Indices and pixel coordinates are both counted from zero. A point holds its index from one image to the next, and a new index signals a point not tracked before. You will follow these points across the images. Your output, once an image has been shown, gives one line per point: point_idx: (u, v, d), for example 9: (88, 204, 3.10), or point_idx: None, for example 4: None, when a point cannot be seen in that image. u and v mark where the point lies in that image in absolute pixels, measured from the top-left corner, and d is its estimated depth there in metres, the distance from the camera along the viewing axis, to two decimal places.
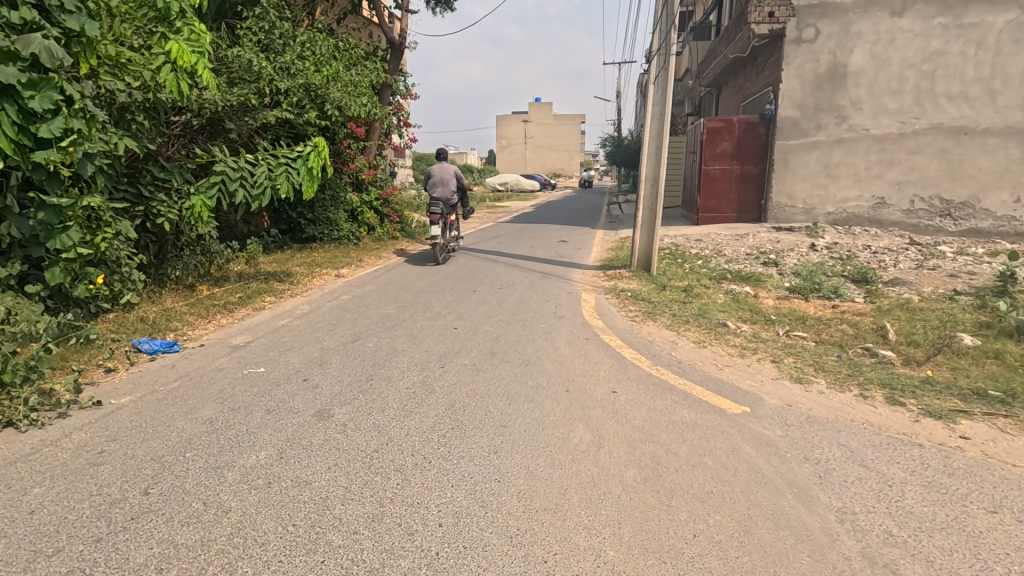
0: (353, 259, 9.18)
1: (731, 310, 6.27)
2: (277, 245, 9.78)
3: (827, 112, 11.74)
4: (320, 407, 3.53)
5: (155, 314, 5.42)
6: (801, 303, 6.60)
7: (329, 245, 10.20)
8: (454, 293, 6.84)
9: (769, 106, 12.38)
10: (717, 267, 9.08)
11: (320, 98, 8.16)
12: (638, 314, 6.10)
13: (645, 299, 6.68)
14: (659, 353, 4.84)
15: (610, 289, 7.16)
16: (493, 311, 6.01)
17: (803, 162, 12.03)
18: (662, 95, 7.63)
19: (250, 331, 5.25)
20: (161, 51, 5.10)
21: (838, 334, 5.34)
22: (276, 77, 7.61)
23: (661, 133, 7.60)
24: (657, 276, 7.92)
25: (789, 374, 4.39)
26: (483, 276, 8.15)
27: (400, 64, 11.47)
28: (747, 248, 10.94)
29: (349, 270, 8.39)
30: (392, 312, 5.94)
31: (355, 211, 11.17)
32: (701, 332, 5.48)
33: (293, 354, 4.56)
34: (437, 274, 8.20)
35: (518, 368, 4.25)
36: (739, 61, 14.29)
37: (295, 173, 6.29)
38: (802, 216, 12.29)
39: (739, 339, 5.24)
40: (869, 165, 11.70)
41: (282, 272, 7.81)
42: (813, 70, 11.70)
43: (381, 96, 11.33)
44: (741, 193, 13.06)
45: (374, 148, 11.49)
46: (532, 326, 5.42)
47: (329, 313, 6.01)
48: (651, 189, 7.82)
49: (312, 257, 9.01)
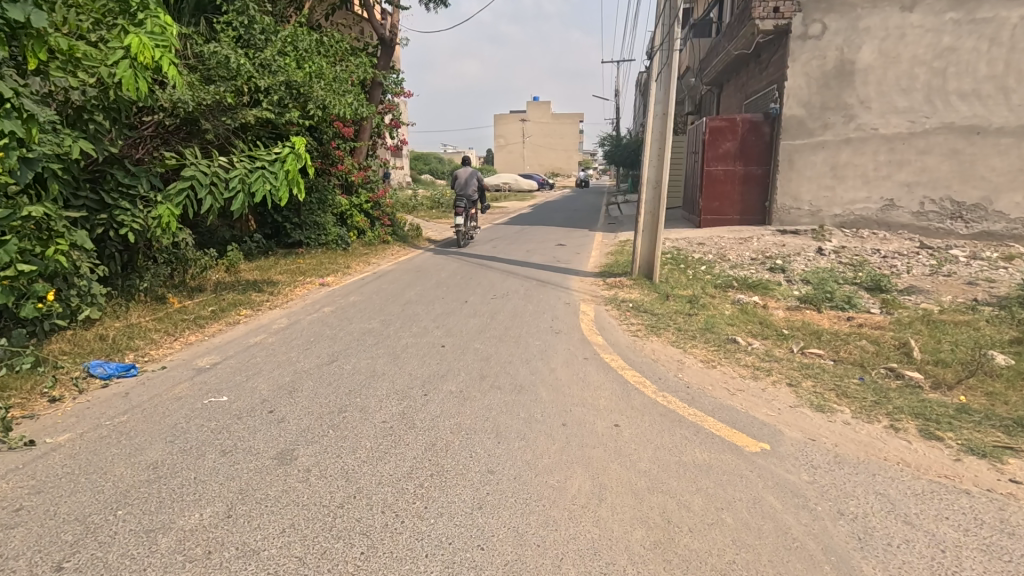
0: (341, 266, 8.74)
1: (740, 323, 5.86)
2: (261, 251, 9.35)
3: (834, 111, 11.32)
4: (283, 448, 3.11)
5: (116, 331, 5.00)
6: (814, 315, 6.20)
7: (316, 250, 9.77)
8: (445, 305, 6.42)
9: (774, 104, 11.96)
10: (722, 274, 8.67)
11: (302, 97, 7.74)
12: (641, 328, 5.67)
13: (647, 311, 6.26)
14: (664, 375, 4.43)
15: (610, 299, 6.74)
16: (485, 325, 5.59)
17: (809, 162, 11.62)
18: (664, 93, 7.19)
19: (219, 351, 4.83)
20: (120, 45, 4.57)
21: (857, 352, 4.93)
22: (255, 74, 7.19)
23: (663, 133, 7.17)
24: (660, 284, 7.50)
25: (810, 400, 3.97)
26: (476, 284, 7.73)
27: (390, 62, 11.03)
28: (751, 252, 10.54)
29: (335, 278, 7.96)
30: (375, 327, 5.52)
31: (344, 214, 10.72)
32: (709, 349, 5.07)
33: (261, 379, 4.13)
34: (427, 283, 7.77)
35: (509, 396, 3.83)
36: (741, 58, 13.86)
37: (271, 177, 5.87)
38: (808, 218, 11.89)
39: (752, 358, 4.83)
40: (878, 166, 11.29)
41: (262, 281, 7.37)
42: (820, 67, 11.28)
43: (371, 95, 10.90)
44: (744, 195, 12.63)
45: (364, 149, 11.05)
46: (526, 343, 4.99)
47: (307, 328, 5.58)
48: (654, 192, 7.41)
49: (297, 264, 8.57)
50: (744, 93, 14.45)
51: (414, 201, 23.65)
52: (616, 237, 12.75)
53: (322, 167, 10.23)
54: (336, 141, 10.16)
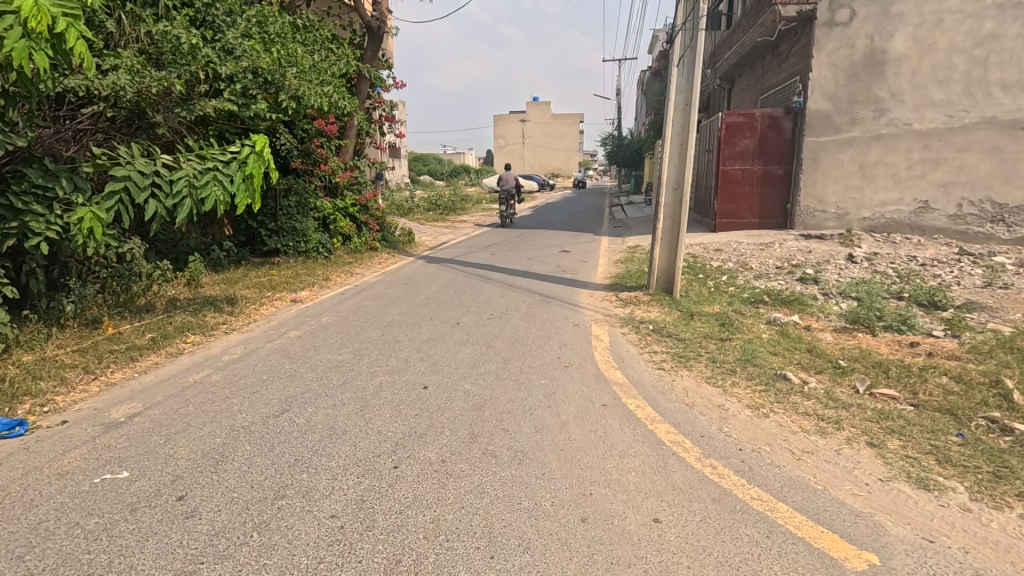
0: (319, 279, 7.76)
1: (785, 352, 4.88)
2: (233, 260, 8.42)
3: (863, 104, 10.36)
4: (180, 570, 2.14)
5: (21, 368, 4.03)
6: (868, 340, 5.25)
7: (294, 259, 8.79)
8: (434, 328, 5.45)
9: (797, 98, 10.98)
10: (748, 287, 7.71)
11: (273, 87, 6.81)
12: (668, 361, 4.68)
13: (672, 335, 5.30)
14: (706, 432, 3.44)
15: (628, 320, 5.76)
16: (479, 357, 4.61)
17: (835, 161, 10.67)
18: (687, 80, 6.22)
19: (145, 395, 3.85)
20: (8, 9, 3.58)
21: (939, 394, 3.98)
22: (216, 59, 6.23)
23: (688, 125, 6.22)
24: (681, 300, 6.54)
25: (906, 472, 3.00)
26: (471, 299, 6.76)
27: (378, 52, 10.05)
28: (775, 260, 9.59)
29: (311, 293, 7.00)
30: (346, 359, 4.56)
31: (327, 218, 9.75)
32: (754, 390, 4.10)
33: (183, 442, 3.15)
34: (416, 298, 6.82)
35: (506, 472, 2.85)
36: (758, 49, 12.93)
37: (224, 180, 4.87)
38: (833, 222, 10.92)
39: (811, 405, 3.84)
40: (911, 165, 10.32)
41: (225, 297, 6.41)
42: (848, 57, 10.32)
43: (358, 89, 9.97)
44: (763, 196, 11.66)
45: (351, 147, 10.12)
46: (530, 383, 4.02)
47: (264, 360, 4.59)
48: (674, 194, 6.47)
49: (269, 276, 7.59)
50: (760, 88, 13.52)
51: (408, 202, 22.66)
52: (625, 242, 11.79)
53: (304, 167, 9.31)
54: (319, 139, 9.23)
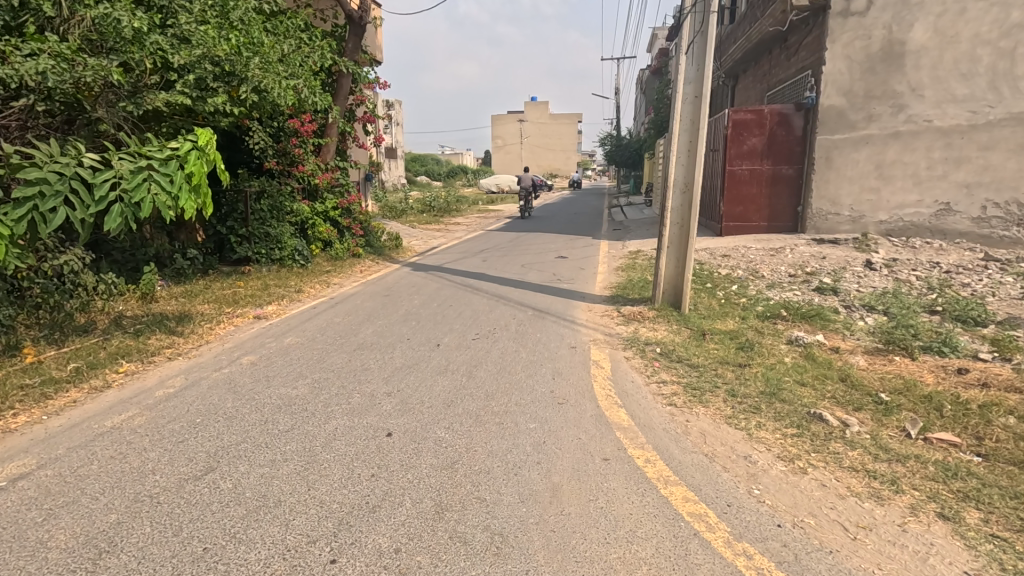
0: (291, 291, 7.06)
1: (816, 383, 4.19)
2: (199, 269, 7.73)
3: (880, 100, 9.68)
4: None
5: None
6: (908, 366, 4.56)
7: (266, 268, 8.09)
8: (409, 352, 4.77)
9: (809, 93, 10.32)
10: (762, 299, 7.02)
11: (234, 79, 6.15)
12: (679, 396, 3.99)
13: (682, 360, 4.62)
14: (734, 499, 2.74)
15: (631, 341, 5.07)
16: (457, 391, 3.92)
17: (850, 160, 10.00)
18: (697, 70, 5.52)
19: (47, 444, 3.16)
20: None
21: (1011, 441, 3.28)
22: (167, 46, 5.53)
23: (699, 119, 5.52)
24: (691, 316, 5.84)
25: (998, 562, 2.30)
26: (457, 313, 6.08)
27: (360, 44, 9.35)
28: (787, 266, 8.92)
29: (279, 308, 6.31)
30: (301, 395, 3.86)
31: (305, 223, 9.07)
32: (785, 433, 3.42)
33: (65, 522, 2.45)
34: (396, 312, 6.14)
35: (475, 572, 2.16)
36: (764, 42, 12.34)
37: (160, 182, 4.14)
38: (848, 225, 10.24)
39: (858, 457, 3.14)
40: (931, 165, 9.62)
41: (181, 314, 5.73)
42: (864, 49, 9.64)
43: (340, 84, 9.35)
44: (772, 198, 10.99)
45: (333, 146, 9.52)
46: (516, 429, 3.33)
47: (202, 396, 3.88)
48: (683, 197, 5.78)
49: (234, 288, 6.89)
50: (765, 83, 12.95)
51: (400, 204, 21.89)
52: (626, 246, 11.14)
53: (279, 167, 8.71)
54: (297, 138, 8.76)
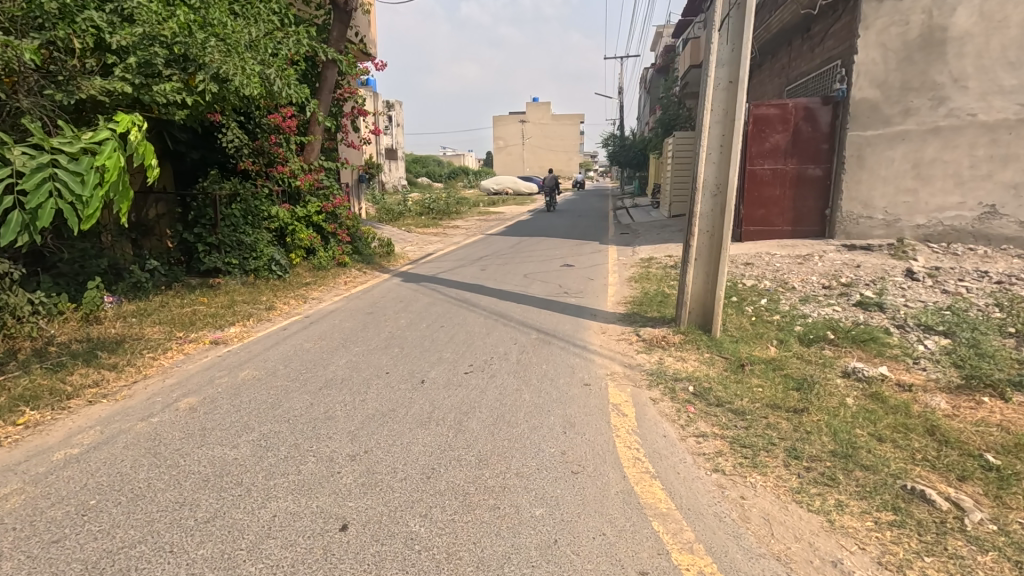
0: (260, 308, 6.18)
1: (897, 438, 3.30)
2: (163, 282, 6.90)
3: (918, 92, 8.77)
4: None
5: None
6: (1006, 413, 3.66)
7: (238, 280, 7.23)
8: (386, 393, 3.88)
9: (838, 85, 9.43)
10: (799, 318, 6.13)
11: (191, 65, 5.27)
12: (726, 457, 3.12)
13: (721, 400, 3.79)
14: None
15: (658, 376, 4.20)
16: (442, 453, 3.06)
17: (884, 159, 9.10)
18: (732, 50, 4.65)
19: None
20: None
21: None
22: (105, 24, 4.64)
23: (736, 108, 4.64)
24: (725, 341, 4.96)
25: None
26: (449, 335, 5.24)
27: (346, 32, 8.49)
28: (818, 276, 8.05)
29: (245, 329, 5.48)
30: (238, 461, 2.98)
31: (285, 229, 8.18)
32: (876, 519, 2.55)
33: None
34: (380, 334, 5.30)
35: None
36: (785, 32, 11.47)
37: (68, 182, 3.31)
38: (881, 230, 9.34)
39: (996, 568, 2.24)
40: (975, 163, 8.68)
41: (128, 338, 4.91)
42: (900, 36, 8.75)
43: (325, 76, 8.53)
44: (797, 200, 10.11)
45: (318, 145, 8.68)
46: (516, 522, 2.46)
47: (112, 460, 3.01)
48: (714, 201, 4.91)
49: (194, 305, 6.02)
50: (785, 77, 12.07)
51: (398, 206, 21.04)
52: (637, 252, 10.31)
53: (255, 167, 7.88)
54: (276, 136, 7.95)
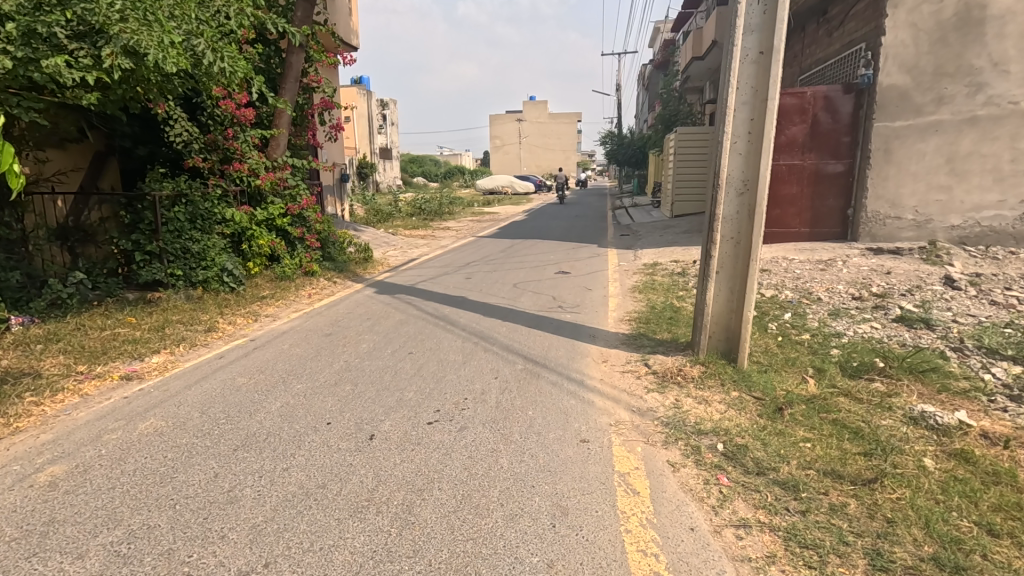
0: (197, 331, 5.20)
1: (1017, 532, 2.36)
2: (93, 297, 5.94)
3: (953, 78, 7.85)
4: None
5: None
6: None
7: (183, 294, 6.28)
8: (318, 459, 2.92)
9: (863, 71, 8.47)
10: (835, 339, 5.21)
11: (102, 37, 4.26)
12: (783, 566, 2.18)
13: (761, 461, 2.91)
14: None
15: (678, 425, 3.30)
16: (378, 567, 2.12)
17: (914, 152, 8.18)
18: (764, 12, 3.70)
19: None
20: None
21: None
22: None
23: (772, 87, 3.70)
24: (754, 373, 4.04)
25: None
26: (417, 365, 4.32)
27: (312, 11, 7.55)
28: (846, 284, 7.13)
29: (174, 359, 4.54)
30: None
31: (242, 234, 7.22)
32: None
33: None
34: (334, 365, 4.37)
35: None
36: (799, 16, 10.55)
37: None
38: (910, 232, 8.43)
39: None
40: (1017, 157, 7.75)
41: (19, 374, 3.96)
42: (934, 15, 7.82)
43: (291, 61, 7.61)
44: (816, 199, 9.19)
45: (283, 139, 7.75)
46: None
47: None
48: (740, 203, 3.98)
49: (117, 328, 5.06)
50: (799, 65, 11.13)
51: (388, 207, 20.08)
52: (640, 257, 9.39)
53: (206, 164, 6.91)
54: (233, 129, 7.01)
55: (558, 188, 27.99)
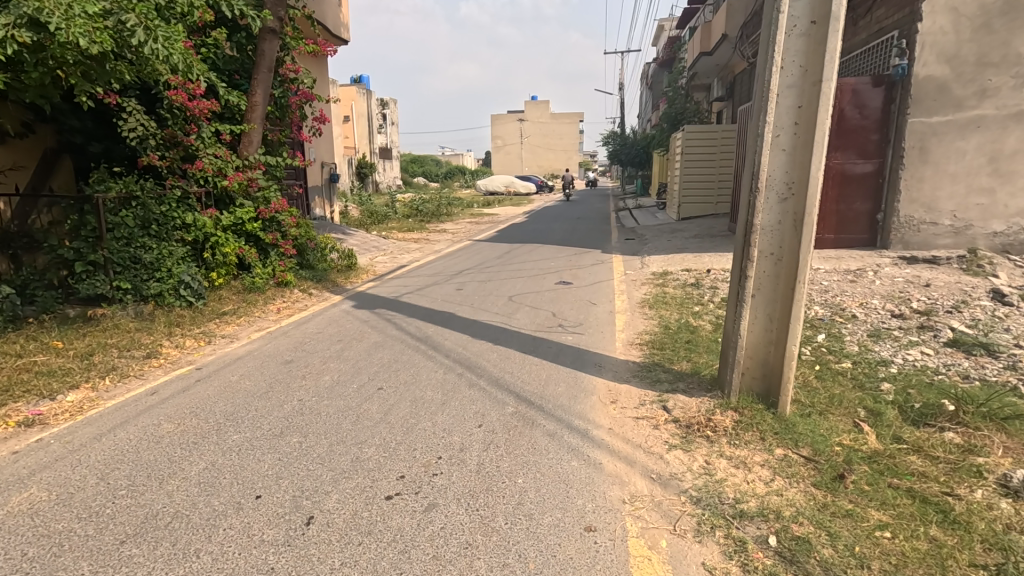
0: (134, 358, 4.44)
1: None
2: (24, 314, 5.16)
3: (997, 69, 7.07)
4: None
5: None
6: None
7: (131, 310, 5.51)
8: (227, 562, 2.15)
9: (896, 62, 7.63)
10: (883, 368, 4.42)
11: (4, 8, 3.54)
12: None
13: (829, 563, 2.14)
14: None
15: (712, 501, 2.54)
16: None
17: (953, 150, 7.39)
18: None
19: None
20: None
21: None
22: None
23: (828, 67, 2.93)
24: (799, 421, 3.26)
25: None
26: (383, 407, 3.53)
27: None
28: (882, 298, 6.34)
29: (94, 397, 3.76)
30: None
31: (205, 241, 6.46)
32: None
33: None
34: (283, 407, 3.57)
35: None
36: None
37: None
38: (947, 238, 7.63)
39: None
40: None
41: None
42: None
43: (263, 49, 6.85)
44: (842, 202, 8.38)
45: (257, 135, 7.00)
46: None
47: None
48: (783, 211, 3.21)
49: (37, 355, 4.28)
50: None
51: (384, 208, 19.27)
52: (649, 266, 8.58)
53: (164, 163, 6.16)
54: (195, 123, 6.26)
55: (563, 188, 27.90)
